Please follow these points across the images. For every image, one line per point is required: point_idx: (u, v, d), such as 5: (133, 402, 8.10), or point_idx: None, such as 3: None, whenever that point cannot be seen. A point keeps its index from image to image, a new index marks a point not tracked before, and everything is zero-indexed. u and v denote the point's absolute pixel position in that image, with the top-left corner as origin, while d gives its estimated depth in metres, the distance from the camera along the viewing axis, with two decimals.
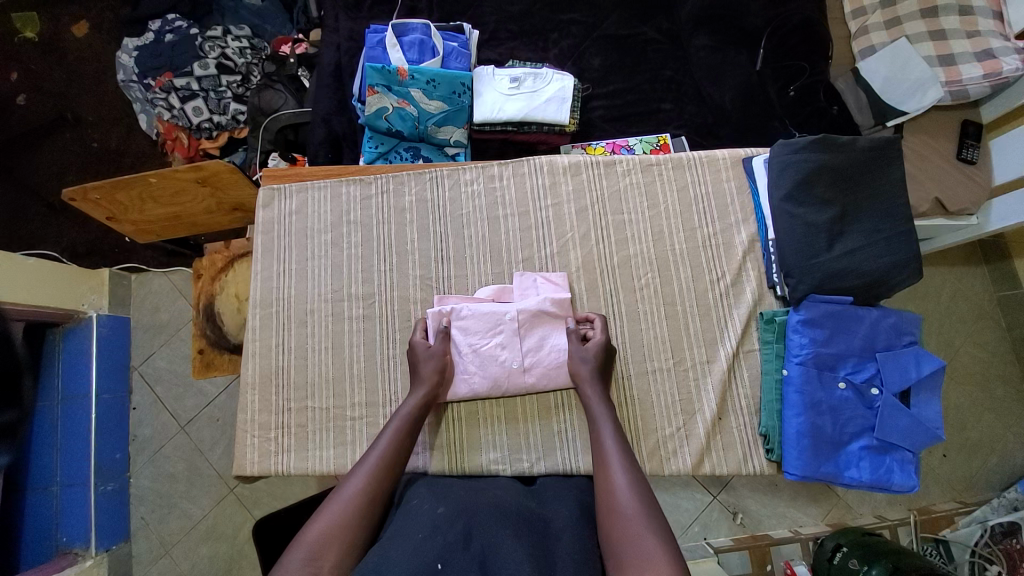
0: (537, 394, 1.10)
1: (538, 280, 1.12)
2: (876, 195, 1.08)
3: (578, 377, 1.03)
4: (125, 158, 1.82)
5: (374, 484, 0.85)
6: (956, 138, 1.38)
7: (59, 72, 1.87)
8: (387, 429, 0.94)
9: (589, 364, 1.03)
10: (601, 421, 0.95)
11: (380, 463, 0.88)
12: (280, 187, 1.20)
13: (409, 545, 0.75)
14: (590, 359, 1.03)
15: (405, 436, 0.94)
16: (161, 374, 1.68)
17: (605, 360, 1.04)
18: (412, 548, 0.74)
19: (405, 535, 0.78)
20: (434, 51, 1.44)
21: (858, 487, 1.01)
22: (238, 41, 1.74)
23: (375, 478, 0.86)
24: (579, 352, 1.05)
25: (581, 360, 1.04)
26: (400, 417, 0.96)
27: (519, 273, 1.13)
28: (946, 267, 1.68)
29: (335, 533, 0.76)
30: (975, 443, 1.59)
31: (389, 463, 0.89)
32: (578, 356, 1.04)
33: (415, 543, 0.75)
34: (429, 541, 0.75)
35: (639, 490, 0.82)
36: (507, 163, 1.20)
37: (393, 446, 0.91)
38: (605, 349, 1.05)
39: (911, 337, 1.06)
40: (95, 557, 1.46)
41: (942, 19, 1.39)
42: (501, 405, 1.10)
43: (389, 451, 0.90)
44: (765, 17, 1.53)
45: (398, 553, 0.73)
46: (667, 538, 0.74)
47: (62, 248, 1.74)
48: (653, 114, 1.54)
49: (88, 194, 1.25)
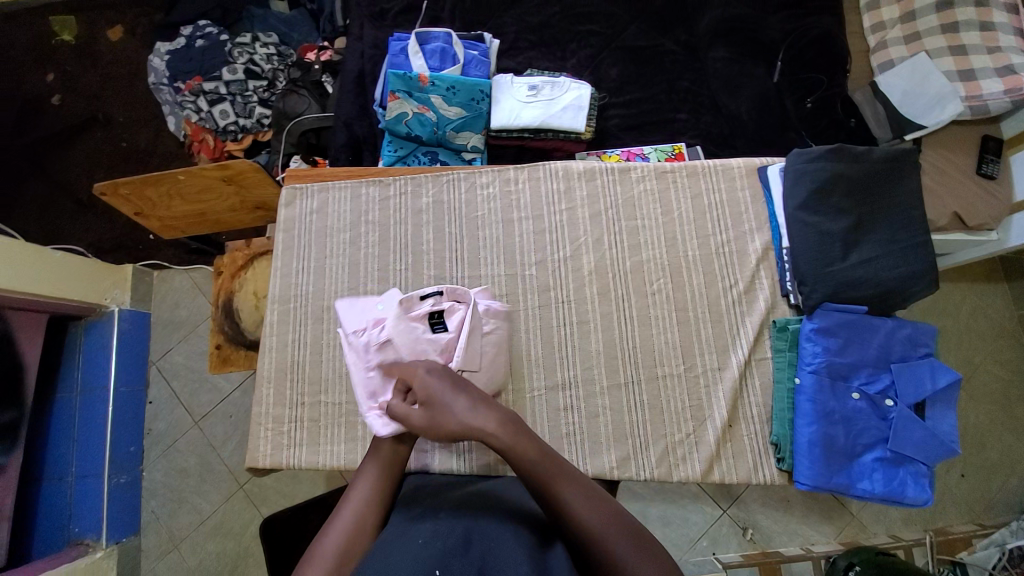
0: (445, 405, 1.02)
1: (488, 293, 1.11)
2: (894, 207, 1.08)
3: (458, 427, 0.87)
4: (152, 158, 1.88)
5: (353, 534, 0.81)
6: (976, 153, 1.36)
7: (93, 74, 1.94)
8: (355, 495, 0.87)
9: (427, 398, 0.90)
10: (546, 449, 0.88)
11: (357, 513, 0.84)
12: (303, 187, 1.24)
13: (406, 549, 0.72)
14: (447, 404, 0.89)
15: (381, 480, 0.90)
16: (179, 369, 1.72)
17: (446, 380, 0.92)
18: (410, 553, 0.71)
19: (402, 543, 0.75)
20: (455, 59, 1.47)
21: (871, 500, 1.00)
22: (265, 48, 1.80)
23: (358, 523, 0.82)
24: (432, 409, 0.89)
25: (446, 408, 0.88)
26: (366, 483, 0.90)
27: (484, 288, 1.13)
28: (965, 283, 1.66)
29: None
30: (995, 464, 1.55)
31: (367, 508, 0.85)
32: (443, 407, 0.88)
33: (414, 547, 0.72)
34: (427, 544, 0.73)
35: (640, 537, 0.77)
36: (522, 167, 1.22)
37: (368, 493, 0.87)
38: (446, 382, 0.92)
39: (926, 349, 1.04)
40: (106, 549, 1.48)
41: (962, 35, 1.39)
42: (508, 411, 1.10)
43: (365, 498, 0.87)
44: (781, 31, 1.56)
45: (398, 557, 0.70)
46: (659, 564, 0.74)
47: (89, 244, 1.80)
48: (669, 123, 1.55)
49: (119, 190, 1.28)
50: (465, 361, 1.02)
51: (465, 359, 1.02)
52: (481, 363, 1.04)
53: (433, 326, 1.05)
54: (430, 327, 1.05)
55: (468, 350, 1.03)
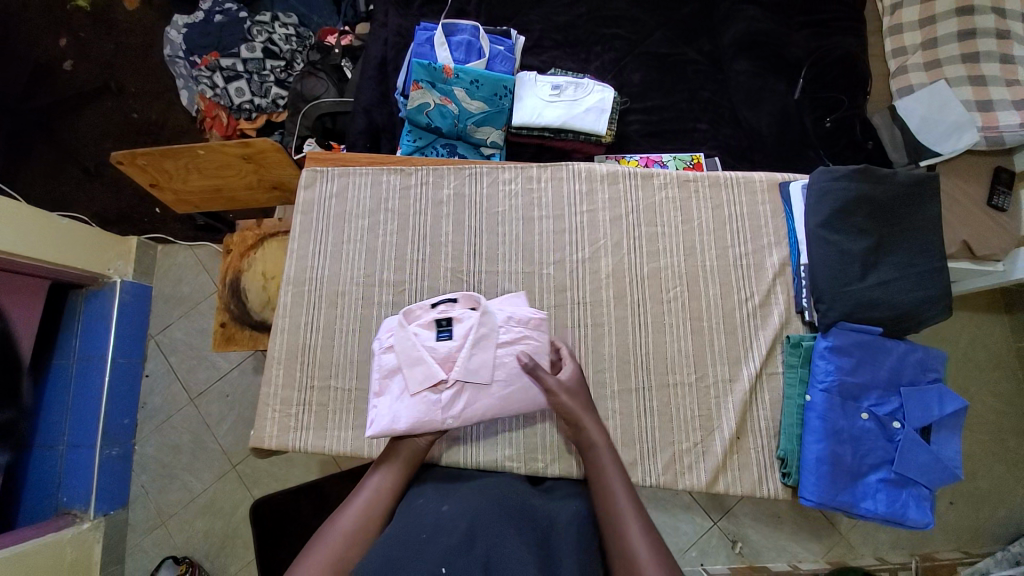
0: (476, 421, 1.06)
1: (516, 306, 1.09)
2: (912, 231, 1.09)
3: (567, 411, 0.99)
4: (163, 131, 1.86)
5: (365, 518, 0.85)
6: (987, 184, 1.37)
7: (107, 42, 1.92)
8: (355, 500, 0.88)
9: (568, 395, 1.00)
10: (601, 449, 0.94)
11: (370, 499, 0.88)
12: (323, 170, 1.23)
13: (410, 547, 0.74)
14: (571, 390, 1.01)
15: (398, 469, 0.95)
16: (178, 345, 1.70)
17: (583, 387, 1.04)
18: (415, 552, 0.72)
19: (406, 536, 0.77)
20: (480, 53, 1.47)
21: (873, 519, 1.01)
22: (285, 28, 1.78)
23: (370, 509, 0.86)
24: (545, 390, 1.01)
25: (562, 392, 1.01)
26: (368, 487, 0.90)
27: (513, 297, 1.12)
28: (967, 313, 1.67)
29: None
30: (983, 493, 1.57)
31: (381, 496, 0.89)
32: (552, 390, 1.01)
33: (417, 546, 0.73)
34: (431, 543, 0.73)
35: (653, 544, 0.79)
36: (545, 166, 1.22)
37: (383, 481, 0.92)
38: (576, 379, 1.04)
39: (935, 374, 1.06)
40: (93, 520, 1.46)
41: (983, 66, 1.40)
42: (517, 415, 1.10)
43: (380, 485, 0.91)
44: (805, 49, 1.56)
45: (402, 557, 0.72)
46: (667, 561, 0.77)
47: (93, 213, 1.77)
48: (687, 133, 1.56)
49: (136, 160, 1.28)
50: (468, 372, 1.02)
51: (467, 368, 1.02)
52: (491, 374, 1.03)
53: (438, 334, 1.06)
54: (433, 334, 1.06)
55: (474, 359, 1.02)
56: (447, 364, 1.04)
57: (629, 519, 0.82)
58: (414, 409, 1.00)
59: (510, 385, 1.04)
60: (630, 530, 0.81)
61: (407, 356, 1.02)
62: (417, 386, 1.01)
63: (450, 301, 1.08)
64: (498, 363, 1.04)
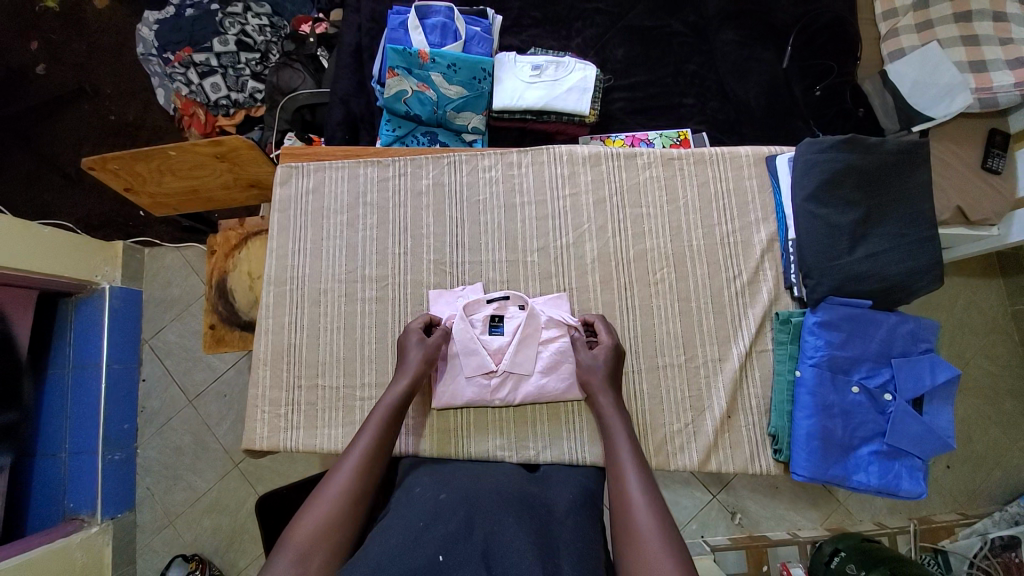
0: (514, 405, 1.09)
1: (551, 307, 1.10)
2: (902, 200, 1.07)
3: (589, 385, 0.99)
4: (142, 131, 1.82)
5: (360, 483, 0.82)
6: (982, 147, 1.33)
7: (79, 42, 1.87)
8: (370, 424, 0.90)
9: (600, 369, 1.00)
10: (613, 420, 0.94)
11: (364, 460, 0.84)
12: (298, 166, 1.20)
13: (410, 534, 0.72)
14: (600, 367, 1.00)
15: (391, 426, 0.91)
16: (172, 347, 1.69)
17: (615, 366, 1.02)
18: (413, 538, 0.71)
19: (405, 521, 0.76)
20: (456, 35, 1.42)
21: (866, 492, 1.01)
22: (258, 18, 1.72)
23: (364, 471, 0.83)
24: (588, 359, 1.02)
25: (591, 368, 1.01)
26: (384, 407, 0.93)
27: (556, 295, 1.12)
28: (961, 278, 1.66)
29: (324, 536, 0.74)
30: (980, 456, 1.57)
31: (374, 456, 0.86)
32: (588, 364, 1.01)
33: (415, 533, 0.72)
34: (429, 531, 0.73)
35: (654, 503, 0.79)
36: (526, 151, 1.20)
37: (377, 439, 0.88)
38: (614, 353, 1.03)
39: (927, 344, 1.05)
40: (101, 524, 1.48)
41: (975, 25, 1.35)
42: (512, 410, 1.09)
43: (373, 443, 0.88)
44: (793, 15, 1.52)
45: (399, 545, 0.70)
46: (660, 510, 0.78)
47: (77, 219, 1.75)
48: (674, 108, 1.52)
49: (108, 165, 1.25)
50: (514, 364, 1.06)
51: (514, 362, 1.06)
52: (533, 366, 1.07)
53: (490, 329, 1.09)
54: (487, 330, 1.09)
55: (521, 355, 1.06)
56: (498, 357, 1.08)
57: (631, 479, 0.83)
58: (467, 391, 1.06)
59: (549, 376, 1.07)
60: (633, 491, 0.81)
61: (463, 346, 1.05)
62: (471, 372, 1.06)
63: (502, 298, 1.09)
64: (539, 358, 1.07)
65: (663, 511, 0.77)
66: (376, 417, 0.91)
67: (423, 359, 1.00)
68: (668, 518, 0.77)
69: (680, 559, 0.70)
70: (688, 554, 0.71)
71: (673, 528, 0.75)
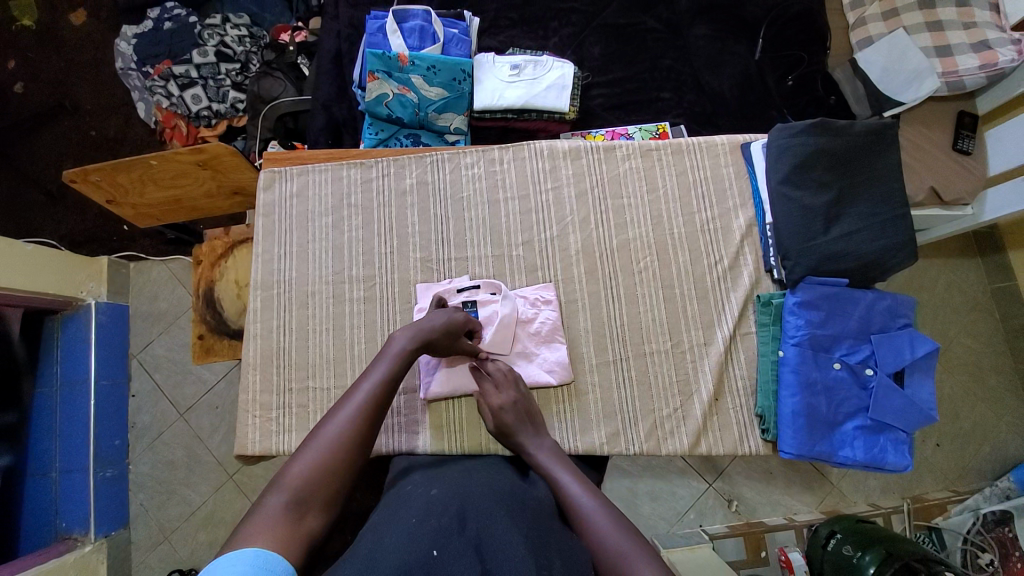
0: None
1: (529, 298, 1.13)
2: (874, 179, 1.10)
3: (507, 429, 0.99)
4: (124, 145, 1.81)
5: (361, 423, 0.79)
6: (951, 128, 1.37)
7: (57, 59, 1.86)
8: (379, 363, 0.87)
9: (510, 411, 1.00)
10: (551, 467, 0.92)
11: (368, 400, 0.82)
12: (281, 170, 1.21)
13: (399, 532, 0.70)
14: (510, 408, 1.00)
15: (392, 379, 0.86)
16: (161, 362, 1.68)
17: (522, 406, 1.01)
18: (404, 534, 0.70)
19: (394, 520, 0.75)
20: (434, 38, 1.43)
21: (853, 466, 1.03)
22: (237, 29, 1.73)
23: (359, 426, 0.79)
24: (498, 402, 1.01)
25: (504, 409, 1.00)
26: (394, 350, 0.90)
27: (545, 286, 1.14)
28: (940, 258, 1.70)
29: (319, 473, 0.72)
30: (968, 432, 1.60)
31: (373, 408, 0.81)
32: (500, 407, 1.00)
33: (409, 529, 0.71)
34: (421, 526, 0.72)
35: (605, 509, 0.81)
36: (507, 147, 1.21)
37: (381, 384, 0.85)
38: (516, 394, 1.02)
39: (905, 320, 1.07)
40: (94, 543, 1.45)
41: (940, 11, 1.39)
42: None
43: (373, 394, 0.83)
44: (764, 7, 1.55)
45: (391, 544, 0.68)
46: (623, 524, 0.78)
47: (61, 237, 1.74)
48: (652, 103, 1.54)
49: (89, 177, 1.25)
50: (495, 344, 1.08)
51: (495, 341, 1.08)
52: (511, 346, 1.09)
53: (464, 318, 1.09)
54: None
55: (498, 335, 1.08)
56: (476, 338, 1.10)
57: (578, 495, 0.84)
58: (451, 380, 1.08)
59: (540, 346, 1.11)
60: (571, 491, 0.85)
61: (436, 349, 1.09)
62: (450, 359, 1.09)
63: (473, 287, 1.11)
64: (521, 336, 1.10)
65: (624, 525, 0.77)
66: (376, 371, 0.86)
67: (443, 327, 0.96)
68: (629, 526, 0.78)
69: (639, 545, 0.74)
70: (640, 532, 0.77)
71: (637, 536, 0.76)
